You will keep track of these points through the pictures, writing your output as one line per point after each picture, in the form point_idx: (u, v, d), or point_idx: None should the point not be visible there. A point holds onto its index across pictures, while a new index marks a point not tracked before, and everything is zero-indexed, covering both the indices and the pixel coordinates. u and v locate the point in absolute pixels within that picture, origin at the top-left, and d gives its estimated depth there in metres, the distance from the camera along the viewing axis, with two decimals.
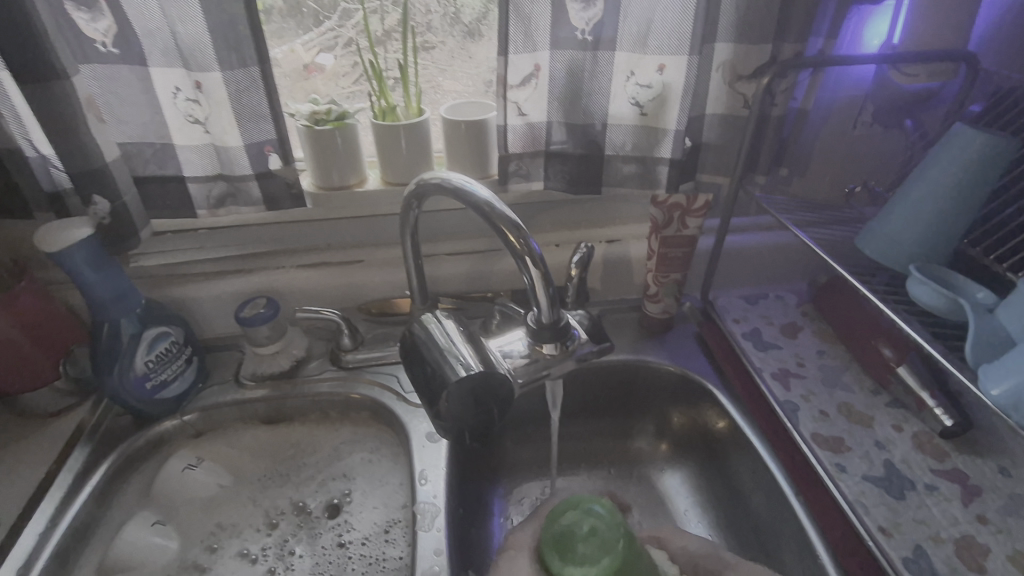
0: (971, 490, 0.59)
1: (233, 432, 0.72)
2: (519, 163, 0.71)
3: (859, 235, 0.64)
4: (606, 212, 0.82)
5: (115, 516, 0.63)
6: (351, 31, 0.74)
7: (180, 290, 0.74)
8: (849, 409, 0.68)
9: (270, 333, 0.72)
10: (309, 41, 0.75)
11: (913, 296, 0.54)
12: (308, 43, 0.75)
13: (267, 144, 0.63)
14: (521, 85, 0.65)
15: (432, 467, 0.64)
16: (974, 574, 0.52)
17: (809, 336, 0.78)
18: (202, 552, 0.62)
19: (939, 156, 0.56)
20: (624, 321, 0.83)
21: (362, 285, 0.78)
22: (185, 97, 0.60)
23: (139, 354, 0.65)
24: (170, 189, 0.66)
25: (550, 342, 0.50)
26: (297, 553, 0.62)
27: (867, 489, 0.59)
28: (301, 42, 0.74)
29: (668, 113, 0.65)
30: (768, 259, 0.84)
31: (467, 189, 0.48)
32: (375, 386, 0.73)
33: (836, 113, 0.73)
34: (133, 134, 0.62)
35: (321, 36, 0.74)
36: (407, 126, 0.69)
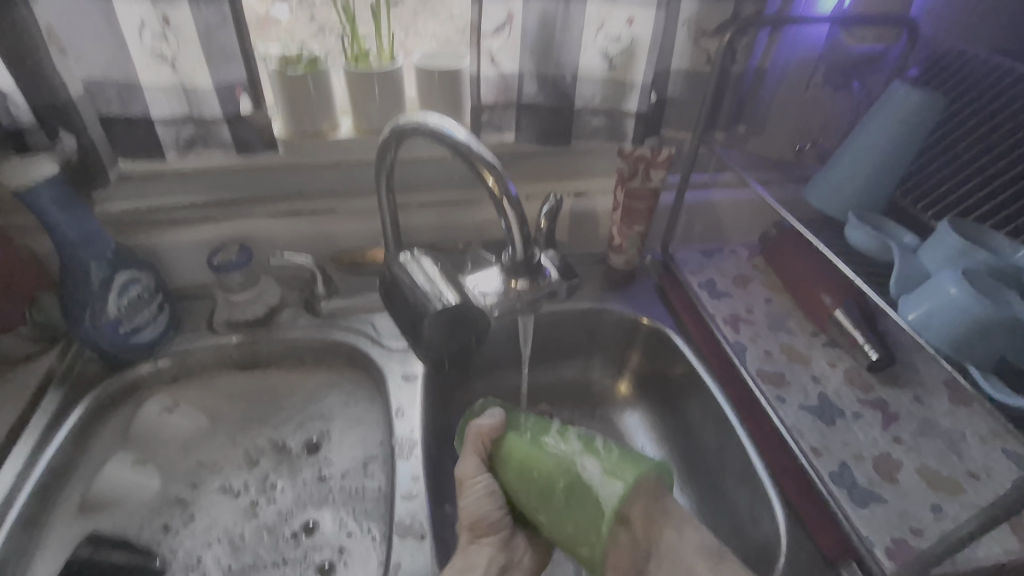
0: (891, 415, 0.66)
1: (208, 376, 0.73)
2: (491, 114, 0.73)
3: (808, 187, 0.69)
4: (574, 167, 0.85)
5: (92, 457, 0.64)
6: None
7: (149, 237, 0.73)
8: (790, 348, 0.75)
9: (243, 280, 0.73)
10: None
11: (852, 240, 0.60)
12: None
13: (238, 85, 0.63)
14: (494, 34, 0.67)
15: (409, 403, 0.67)
16: (888, 483, 0.59)
17: (758, 286, 0.84)
18: (183, 489, 0.64)
19: (877, 114, 0.62)
20: (591, 272, 0.87)
21: (335, 235, 0.79)
22: (151, 33, 0.59)
23: (111, 299, 0.64)
24: (137, 132, 0.64)
25: (524, 278, 0.54)
26: (277, 487, 0.65)
27: (803, 416, 0.66)
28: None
29: (635, 68, 0.69)
30: (724, 215, 0.89)
31: (444, 131, 0.50)
32: (351, 332, 0.75)
33: (790, 75, 0.77)
34: (95, 71, 0.60)
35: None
36: (381, 75, 0.69)
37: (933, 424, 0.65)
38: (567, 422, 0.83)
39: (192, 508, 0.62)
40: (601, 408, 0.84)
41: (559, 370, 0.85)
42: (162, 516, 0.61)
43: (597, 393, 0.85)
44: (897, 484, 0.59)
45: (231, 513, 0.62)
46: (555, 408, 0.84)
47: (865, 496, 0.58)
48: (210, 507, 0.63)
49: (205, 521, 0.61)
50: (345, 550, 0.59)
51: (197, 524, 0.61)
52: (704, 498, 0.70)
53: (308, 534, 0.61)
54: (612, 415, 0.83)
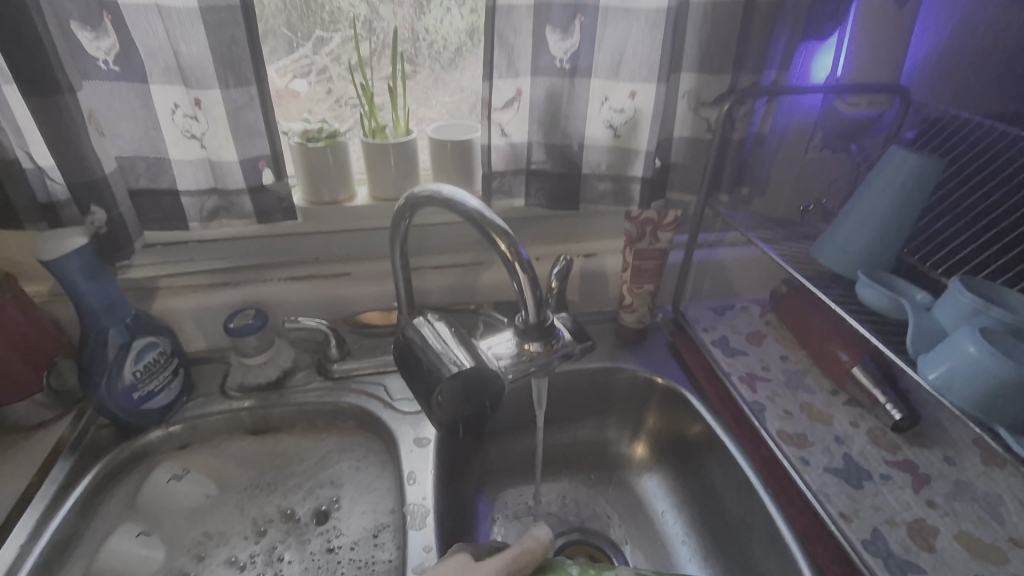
0: (921, 477, 0.64)
1: (220, 442, 0.73)
2: (502, 180, 0.75)
3: (815, 246, 0.69)
4: (582, 228, 0.87)
5: (98, 528, 0.63)
6: (326, 58, 0.78)
7: (169, 302, 0.75)
8: (810, 407, 0.73)
9: (258, 343, 0.73)
10: (283, 68, 0.77)
11: (864, 297, 0.60)
12: (282, 69, 0.77)
13: (262, 159, 0.66)
14: (504, 107, 0.70)
15: (421, 468, 0.66)
16: (925, 553, 0.56)
17: (772, 342, 0.84)
18: (188, 561, 0.62)
19: (879, 176, 0.63)
20: (602, 331, 0.87)
21: (349, 297, 0.80)
22: (183, 113, 0.63)
23: (127, 364, 0.65)
24: (163, 202, 0.68)
25: (536, 340, 0.54)
26: (285, 559, 0.63)
27: (828, 479, 0.64)
28: (274, 68, 0.77)
29: (640, 135, 0.72)
30: (733, 273, 0.91)
31: (457, 200, 0.52)
32: (363, 394, 0.74)
33: (789, 140, 0.80)
34: (128, 148, 0.64)
35: (295, 62, 0.77)
36: (396, 145, 0.73)
37: (967, 487, 0.62)
38: (582, 486, 0.81)
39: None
40: (618, 471, 0.82)
41: (574, 432, 0.84)
42: None
43: (613, 456, 0.83)
44: (936, 553, 0.56)
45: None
46: (570, 472, 0.82)
47: (902, 566, 0.55)
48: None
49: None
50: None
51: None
52: (729, 570, 0.67)
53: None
54: (629, 479, 0.81)
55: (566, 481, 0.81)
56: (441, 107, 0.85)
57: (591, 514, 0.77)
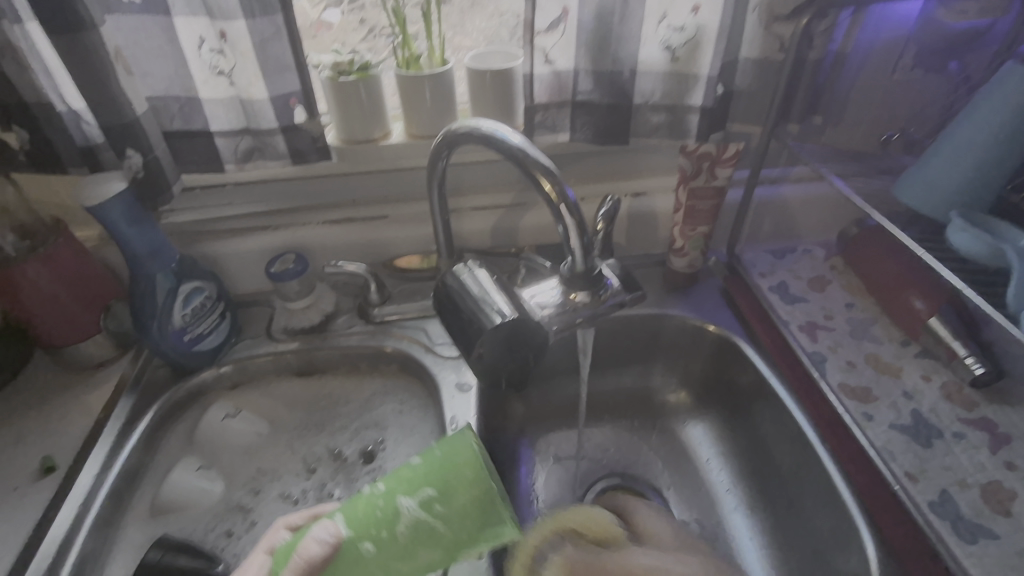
0: (999, 437, 0.59)
1: (268, 382, 0.74)
2: (546, 113, 0.70)
3: (898, 182, 0.62)
4: (632, 164, 0.81)
5: (161, 461, 0.66)
6: None
7: (210, 247, 0.74)
8: (876, 359, 0.68)
9: (300, 288, 0.73)
10: None
11: (956, 243, 0.53)
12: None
13: (293, 96, 0.63)
14: (548, 30, 0.63)
15: (464, 413, 0.66)
16: (999, 517, 0.52)
17: (837, 289, 0.77)
18: (245, 495, 0.65)
19: (988, 98, 0.54)
20: (650, 275, 0.83)
21: (388, 241, 0.78)
22: (210, 48, 0.60)
23: (176, 308, 0.66)
24: (198, 144, 0.66)
25: (583, 291, 0.51)
26: (335, 495, 0.65)
27: (893, 437, 0.60)
28: None
29: (701, 57, 0.64)
30: (797, 213, 0.83)
31: (498, 135, 0.49)
32: (405, 339, 0.74)
33: (873, 62, 0.69)
34: (159, 88, 0.62)
35: None
36: (431, 76, 0.67)
37: None
38: (625, 433, 0.79)
39: (254, 514, 0.64)
40: (662, 418, 0.80)
41: (617, 378, 0.81)
42: (226, 523, 0.63)
43: (659, 403, 0.81)
44: (1011, 518, 0.52)
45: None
46: (613, 419, 0.80)
47: (972, 530, 0.52)
48: (270, 514, 0.64)
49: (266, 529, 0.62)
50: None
51: (259, 531, 0.62)
52: (776, 521, 0.66)
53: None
54: (674, 427, 0.79)
55: (609, 428, 0.80)
56: (479, 31, 0.78)
57: (632, 460, 0.77)
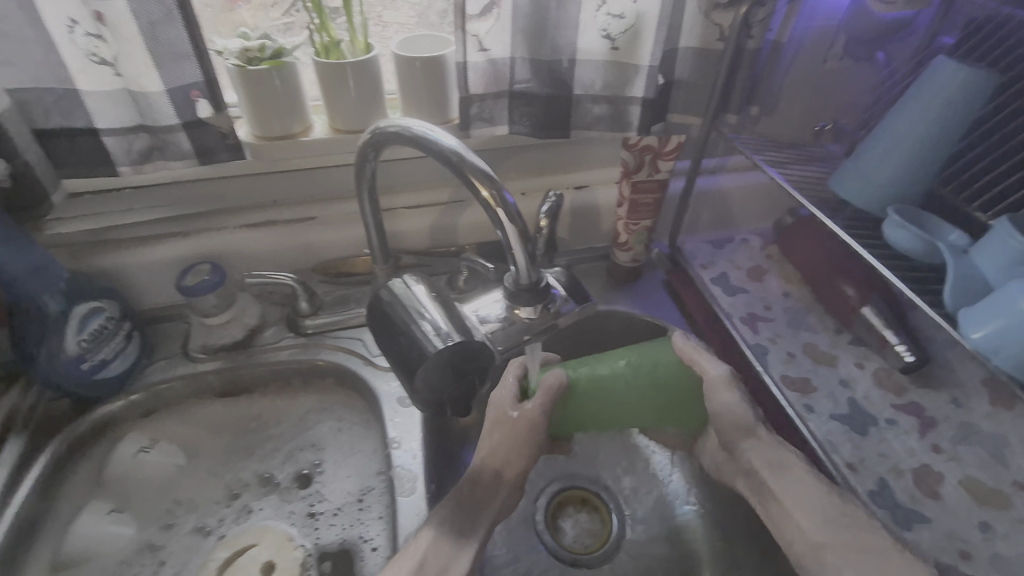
0: (927, 421, 0.62)
1: (187, 408, 0.67)
2: (482, 105, 0.65)
3: (835, 175, 0.62)
4: (574, 156, 0.78)
5: (64, 509, 0.59)
6: None
7: (109, 258, 0.66)
8: (813, 349, 0.69)
9: (218, 301, 0.66)
10: None
11: (892, 240, 0.55)
12: None
13: (194, 88, 0.55)
14: (481, 16, 0.59)
15: (406, 430, 0.62)
16: (930, 501, 0.55)
17: (775, 278, 0.78)
18: (157, 531, 0.60)
19: (920, 95, 0.54)
20: (593, 270, 0.81)
21: (315, 246, 0.72)
22: (84, 31, 0.51)
23: (69, 333, 0.57)
24: (82, 144, 0.57)
25: (529, 306, 0.47)
26: (256, 511, 0.62)
27: (833, 427, 0.61)
28: None
29: (642, 46, 0.61)
30: (734, 203, 0.83)
31: (429, 137, 0.45)
32: (340, 351, 0.69)
33: (806, 50, 0.70)
34: (26, 78, 0.53)
35: None
36: (355, 65, 0.61)
37: (973, 429, 0.60)
38: None
39: (164, 553, 0.59)
40: None
41: None
42: (134, 567, 0.57)
43: None
44: (940, 500, 0.55)
45: (202, 556, 0.59)
46: None
47: (907, 517, 0.54)
48: (183, 551, 0.59)
49: (177, 569, 0.58)
50: (279, 555, 0.58)
51: (168, 571, 0.57)
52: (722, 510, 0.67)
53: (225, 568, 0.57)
54: None
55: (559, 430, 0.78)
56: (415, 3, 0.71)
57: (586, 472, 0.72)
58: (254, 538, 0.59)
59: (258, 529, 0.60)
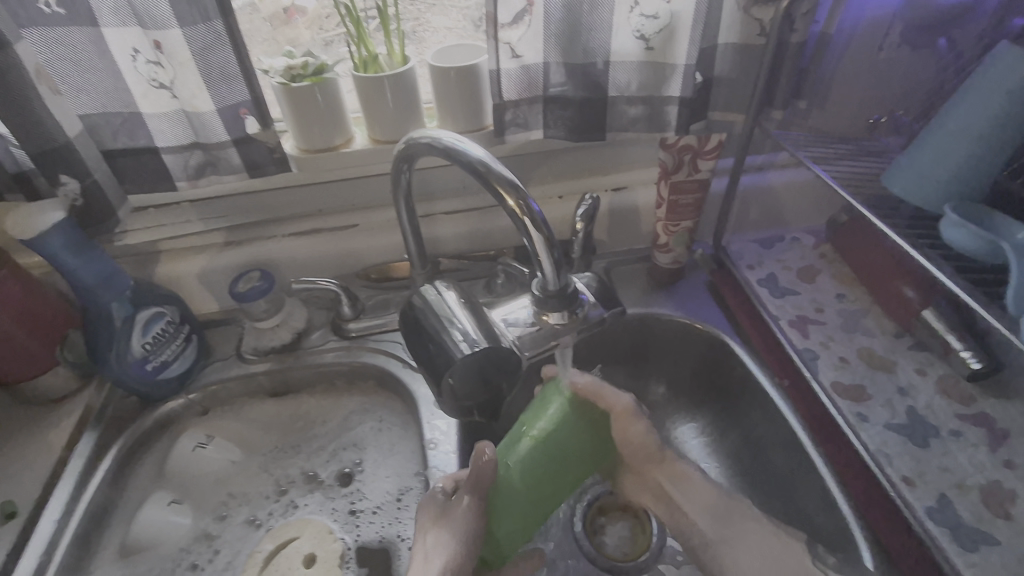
0: (997, 434, 0.57)
1: (241, 407, 0.72)
2: (516, 111, 0.66)
3: (886, 171, 0.59)
4: (611, 157, 0.77)
5: (132, 498, 0.64)
6: None
7: (172, 266, 0.71)
8: (868, 354, 0.66)
9: (268, 306, 0.69)
10: None
11: (950, 239, 0.52)
12: None
13: (242, 106, 0.58)
14: (513, 23, 0.59)
15: (444, 432, 0.63)
16: (999, 521, 0.51)
17: (827, 279, 0.75)
18: (212, 522, 0.64)
19: (980, 83, 0.51)
20: (633, 273, 0.80)
21: (358, 251, 0.74)
22: (145, 59, 0.55)
23: (135, 336, 0.63)
24: (145, 162, 0.62)
25: (556, 312, 0.47)
26: (303, 505, 0.65)
27: (889, 438, 0.58)
28: None
29: (677, 46, 0.60)
30: (783, 200, 0.80)
31: (458, 148, 0.46)
32: (381, 354, 0.71)
33: (857, 43, 0.63)
34: (96, 104, 0.58)
35: None
36: (392, 77, 0.63)
37: None
38: None
39: (218, 543, 0.62)
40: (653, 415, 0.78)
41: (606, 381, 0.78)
42: (192, 554, 0.61)
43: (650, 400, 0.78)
44: (1011, 521, 0.51)
45: (250, 546, 0.62)
46: None
47: (972, 537, 0.50)
48: (235, 541, 0.62)
49: (230, 559, 0.61)
50: (319, 546, 0.60)
51: (222, 559, 0.61)
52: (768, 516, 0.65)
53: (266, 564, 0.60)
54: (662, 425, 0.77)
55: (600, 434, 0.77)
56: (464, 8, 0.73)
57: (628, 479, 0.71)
58: (296, 531, 0.62)
59: (302, 522, 0.63)
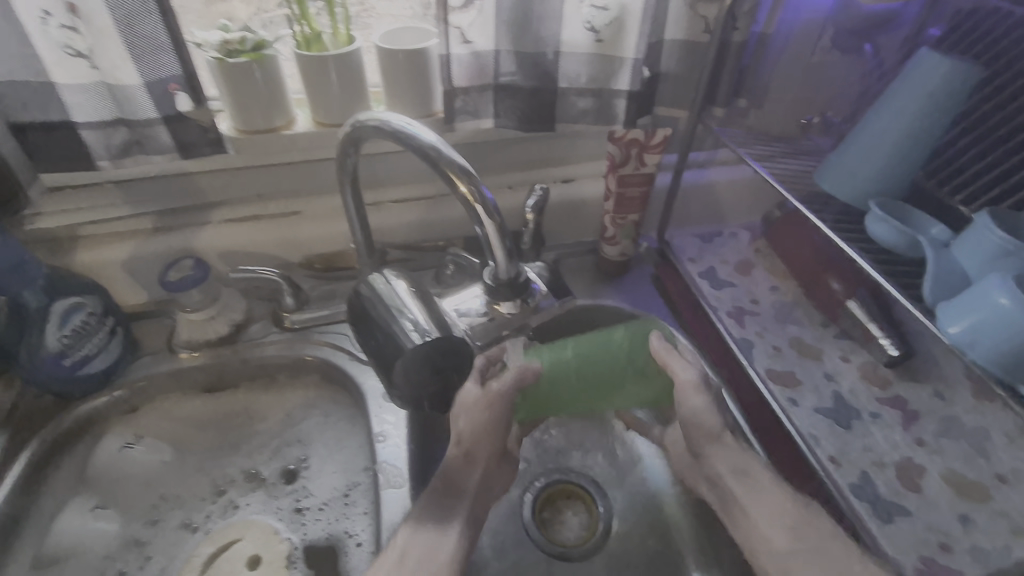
0: (910, 414, 0.62)
1: (173, 404, 0.67)
2: (467, 98, 0.65)
3: (819, 170, 0.62)
4: (562, 149, 0.77)
5: (48, 504, 0.59)
6: None
7: (92, 252, 0.65)
8: (799, 342, 0.69)
9: (201, 297, 0.65)
10: None
11: (876, 235, 0.55)
12: None
13: (172, 81, 0.54)
14: (464, 7, 0.58)
15: (393, 426, 0.62)
16: (911, 494, 0.55)
17: (762, 272, 0.78)
18: (142, 527, 0.60)
19: (903, 87, 0.54)
20: (582, 265, 0.81)
21: (300, 240, 0.71)
22: (59, 23, 0.50)
23: (50, 330, 0.57)
24: (60, 138, 0.56)
25: (508, 300, 0.49)
26: (243, 506, 0.62)
27: (817, 421, 0.61)
28: None
29: (626, 40, 0.61)
30: (723, 196, 0.83)
31: (408, 132, 0.44)
32: (325, 346, 0.68)
33: (793, 44, 0.68)
34: (1, 71, 0.52)
35: None
36: (336, 58, 0.60)
37: (956, 423, 0.61)
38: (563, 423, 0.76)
39: (149, 549, 0.59)
40: None
41: None
42: (118, 562, 0.58)
43: None
44: (921, 494, 0.55)
45: (186, 552, 0.59)
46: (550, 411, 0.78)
47: (888, 510, 0.54)
48: (168, 547, 0.59)
49: (162, 564, 0.58)
50: (265, 547, 0.59)
51: (154, 566, 0.58)
52: None
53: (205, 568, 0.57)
54: None
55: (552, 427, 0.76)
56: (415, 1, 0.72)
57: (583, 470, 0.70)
58: (238, 533, 0.60)
59: (244, 524, 0.61)
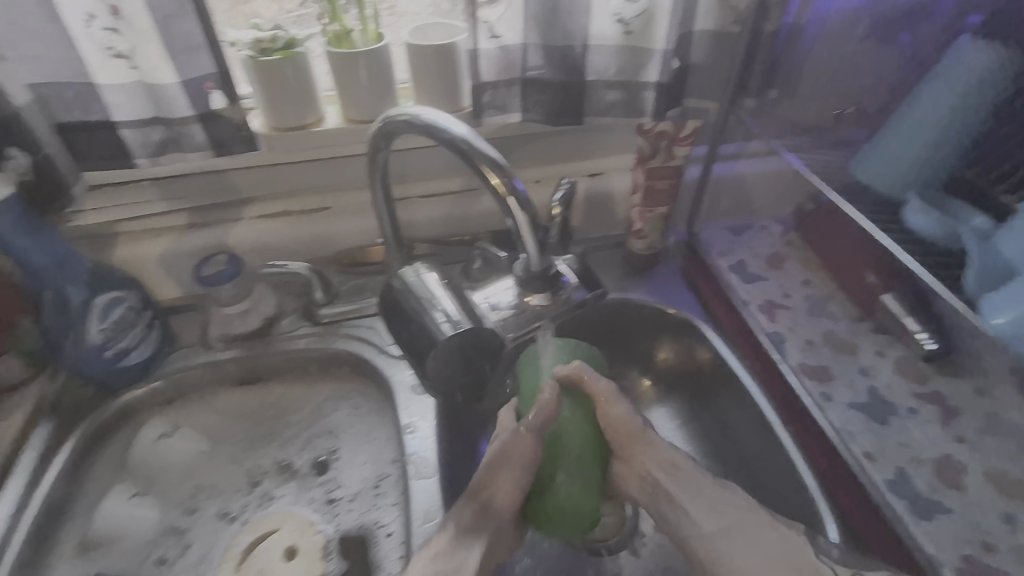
0: (950, 410, 0.60)
1: (209, 396, 0.69)
2: (494, 93, 0.65)
3: (855, 162, 0.62)
4: (588, 143, 0.77)
5: (92, 490, 0.61)
6: None
7: (132, 247, 0.67)
8: (832, 337, 0.68)
9: (235, 291, 0.66)
10: None
11: (912, 225, 0.54)
12: None
13: (208, 80, 0.56)
14: (491, 2, 0.58)
15: (422, 418, 0.62)
16: (952, 492, 0.54)
17: (794, 265, 0.77)
18: (180, 515, 0.61)
19: (941, 75, 0.53)
20: (609, 259, 0.81)
21: (330, 235, 0.72)
22: (102, 25, 0.52)
23: (92, 323, 0.59)
24: (102, 138, 0.58)
25: (539, 292, 0.48)
26: (277, 496, 0.63)
27: (852, 416, 0.60)
28: None
29: (655, 31, 0.60)
30: (752, 189, 0.82)
31: (439, 126, 0.45)
32: (355, 340, 0.69)
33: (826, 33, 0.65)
34: (47, 73, 0.54)
35: None
36: (365, 55, 0.61)
37: (999, 420, 0.59)
38: None
39: (189, 536, 0.60)
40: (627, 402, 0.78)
41: None
42: (159, 548, 0.59)
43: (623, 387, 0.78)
44: (963, 492, 0.54)
45: (224, 540, 0.60)
46: None
47: (929, 508, 0.53)
48: (207, 534, 0.60)
49: (201, 552, 0.59)
50: (300, 538, 0.59)
51: (193, 553, 0.59)
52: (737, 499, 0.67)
53: (243, 560, 0.58)
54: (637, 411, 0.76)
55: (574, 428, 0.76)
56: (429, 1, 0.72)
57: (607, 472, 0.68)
58: (276, 524, 0.60)
59: (281, 514, 0.61)
